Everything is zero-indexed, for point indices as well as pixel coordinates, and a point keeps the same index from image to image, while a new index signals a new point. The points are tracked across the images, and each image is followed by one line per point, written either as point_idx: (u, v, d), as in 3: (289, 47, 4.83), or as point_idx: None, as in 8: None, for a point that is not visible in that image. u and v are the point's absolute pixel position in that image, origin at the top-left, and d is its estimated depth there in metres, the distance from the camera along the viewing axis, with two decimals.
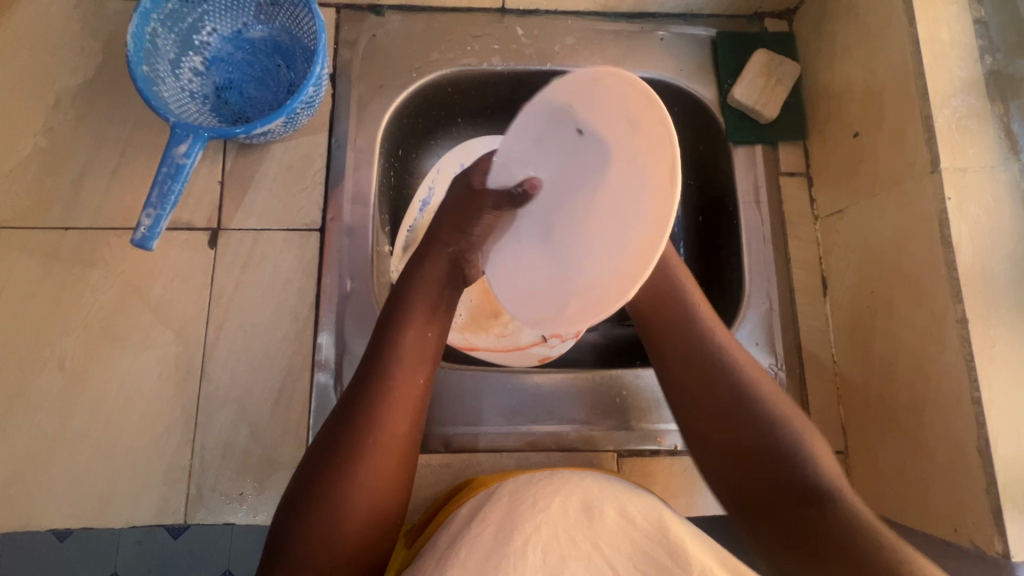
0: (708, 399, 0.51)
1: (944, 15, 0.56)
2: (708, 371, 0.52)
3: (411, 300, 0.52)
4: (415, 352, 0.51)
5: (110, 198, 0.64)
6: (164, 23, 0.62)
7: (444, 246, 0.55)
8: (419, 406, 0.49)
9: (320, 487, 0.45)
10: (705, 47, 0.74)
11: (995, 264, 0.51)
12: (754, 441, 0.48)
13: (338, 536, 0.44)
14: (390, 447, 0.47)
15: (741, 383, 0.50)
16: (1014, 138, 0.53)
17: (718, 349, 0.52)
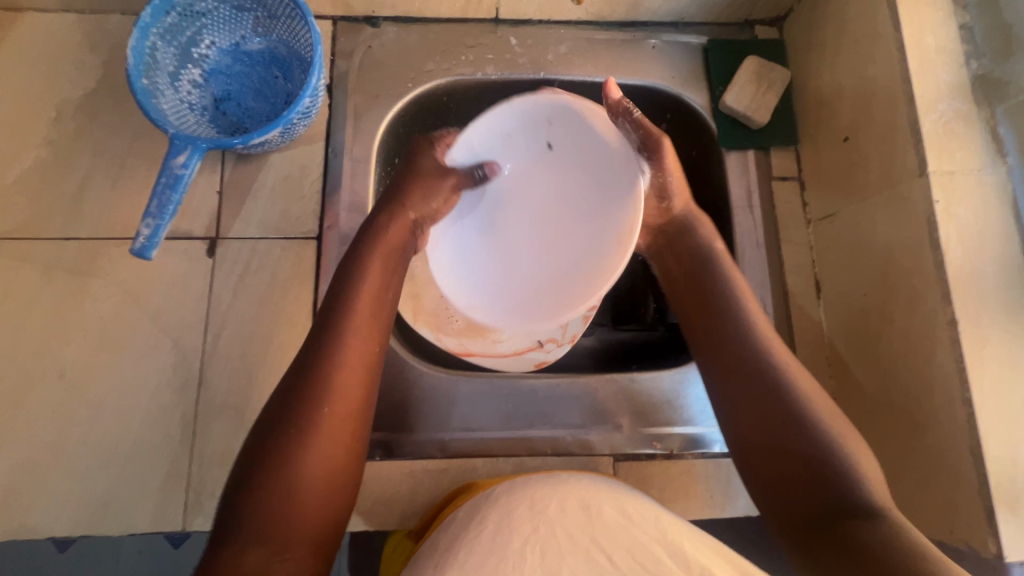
0: (749, 395, 0.52)
1: (929, 21, 0.57)
2: (761, 384, 0.52)
3: (362, 270, 0.55)
4: (366, 323, 0.52)
5: (110, 208, 0.65)
6: (164, 37, 0.63)
7: (407, 207, 0.60)
8: (370, 374, 0.50)
9: (274, 463, 0.44)
10: (697, 55, 0.75)
11: (983, 266, 0.51)
12: (788, 434, 0.49)
13: (289, 512, 0.43)
14: (343, 413, 0.47)
15: (782, 379, 0.52)
16: (1001, 141, 0.54)
17: (766, 353, 0.54)
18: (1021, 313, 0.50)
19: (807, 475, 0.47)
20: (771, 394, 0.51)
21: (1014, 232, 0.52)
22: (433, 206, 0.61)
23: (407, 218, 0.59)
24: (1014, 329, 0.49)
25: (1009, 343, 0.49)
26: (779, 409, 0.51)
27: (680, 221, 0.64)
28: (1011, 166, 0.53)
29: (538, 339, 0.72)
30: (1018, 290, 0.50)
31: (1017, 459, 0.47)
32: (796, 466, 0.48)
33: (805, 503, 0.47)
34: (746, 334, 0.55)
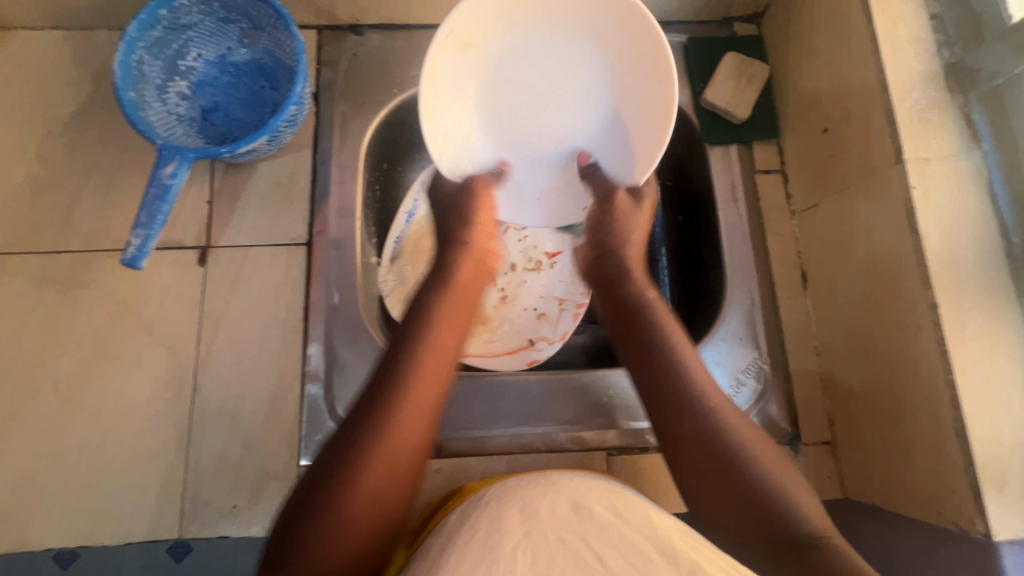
0: (663, 406, 0.52)
1: (900, 12, 0.58)
2: (679, 414, 0.51)
3: (437, 314, 0.55)
4: (436, 361, 0.52)
5: (101, 220, 0.66)
6: (151, 50, 0.64)
7: (466, 243, 0.61)
8: (434, 408, 0.50)
9: (328, 495, 0.44)
10: (677, 53, 0.76)
11: (961, 249, 0.52)
12: (704, 446, 0.49)
13: (343, 531, 0.43)
14: (398, 456, 0.47)
15: (694, 395, 0.52)
16: (975, 127, 0.55)
17: (697, 393, 0.52)
18: (1000, 294, 0.51)
19: (722, 485, 0.47)
20: (700, 415, 0.50)
21: (991, 215, 0.52)
22: (477, 222, 0.61)
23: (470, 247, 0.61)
24: (995, 310, 0.50)
25: (989, 324, 0.50)
26: (722, 454, 0.48)
27: (623, 218, 0.62)
28: (986, 152, 0.54)
29: (530, 338, 0.74)
30: (995, 272, 0.51)
31: (1001, 439, 0.48)
32: (718, 477, 0.48)
33: (735, 515, 0.46)
34: (668, 348, 0.55)
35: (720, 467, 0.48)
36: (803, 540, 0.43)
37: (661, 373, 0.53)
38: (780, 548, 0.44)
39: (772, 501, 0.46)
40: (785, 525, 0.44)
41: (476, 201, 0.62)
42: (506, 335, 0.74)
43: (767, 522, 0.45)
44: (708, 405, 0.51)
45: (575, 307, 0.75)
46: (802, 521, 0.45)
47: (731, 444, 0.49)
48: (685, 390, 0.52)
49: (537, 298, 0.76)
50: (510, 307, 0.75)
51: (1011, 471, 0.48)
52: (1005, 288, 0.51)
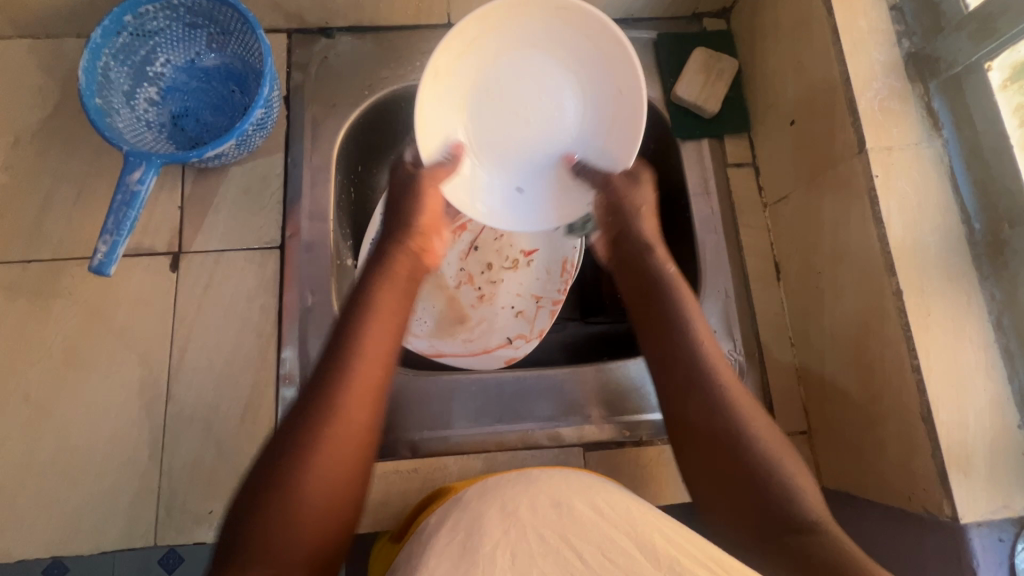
0: (678, 385, 0.51)
1: (860, 4, 0.59)
2: (700, 407, 0.50)
3: (377, 302, 0.52)
4: (377, 348, 0.49)
5: (71, 228, 0.66)
6: (117, 57, 0.64)
7: (404, 236, 0.57)
8: (378, 401, 0.48)
9: (270, 491, 0.43)
10: (647, 49, 0.77)
11: (923, 236, 0.53)
12: (720, 436, 0.48)
13: (289, 544, 0.41)
14: (343, 442, 0.45)
15: (706, 381, 0.51)
16: (936, 115, 0.55)
17: (724, 392, 0.50)
18: (961, 280, 0.51)
19: (718, 467, 0.48)
20: (711, 400, 0.50)
21: (951, 202, 0.53)
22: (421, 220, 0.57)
23: (408, 245, 0.56)
24: (956, 296, 0.51)
25: (952, 310, 0.51)
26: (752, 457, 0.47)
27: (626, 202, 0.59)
28: (946, 139, 0.55)
29: (508, 336, 0.74)
30: (955, 258, 0.52)
31: (965, 423, 0.49)
32: (716, 458, 0.48)
33: (769, 525, 0.45)
34: (682, 333, 0.53)
35: (723, 450, 0.48)
36: (801, 522, 0.44)
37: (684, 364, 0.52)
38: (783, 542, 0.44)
39: (766, 484, 0.46)
40: (782, 506, 0.45)
41: (415, 197, 0.56)
42: (485, 334, 0.75)
43: (783, 523, 0.44)
44: (719, 393, 0.50)
45: (551, 304, 0.75)
46: (801, 505, 0.45)
47: (758, 445, 0.47)
48: (700, 376, 0.51)
49: (514, 297, 0.76)
50: (488, 305, 0.76)
51: (977, 455, 0.48)
52: (965, 274, 0.52)
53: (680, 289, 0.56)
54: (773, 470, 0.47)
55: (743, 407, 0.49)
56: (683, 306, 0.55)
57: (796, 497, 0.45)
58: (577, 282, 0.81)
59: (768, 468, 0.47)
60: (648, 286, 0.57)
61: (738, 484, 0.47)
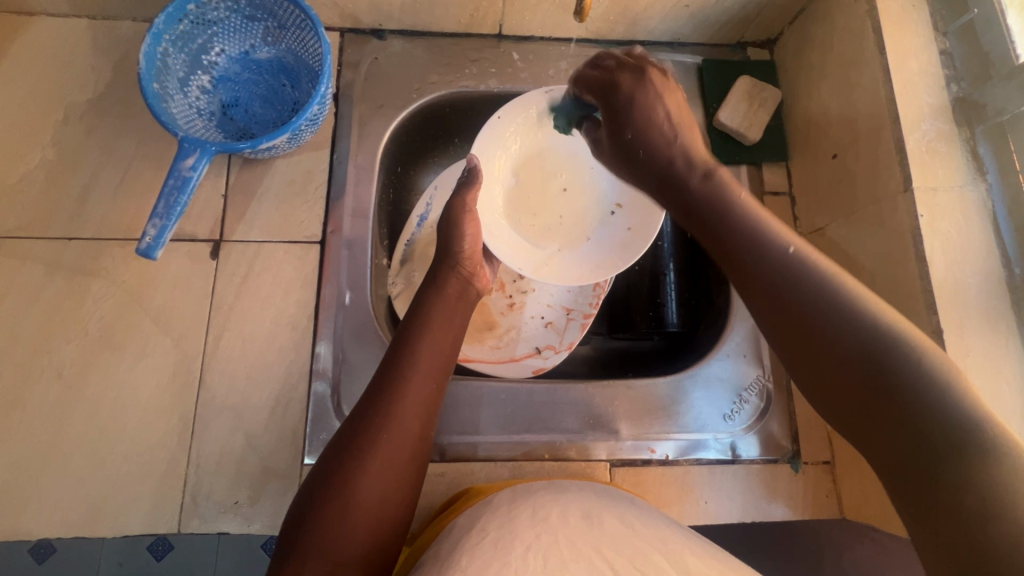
0: (781, 295, 0.46)
1: (911, 46, 0.60)
2: (827, 331, 0.42)
3: (431, 316, 0.56)
4: (431, 355, 0.53)
5: (115, 209, 0.66)
6: (175, 44, 0.64)
7: (456, 263, 0.62)
8: (431, 414, 0.51)
9: (335, 484, 0.45)
10: (691, 73, 0.78)
11: (965, 278, 0.54)
12: (860, 345, 0.41)
13: (347, 538, 0.43)
14: (401, 446, 0.48)
15: (814, 295, 0.44)
16: (980, 160, 0.57)
17: (859, 312, 0.42)
18: (1001, 323, 0.52)
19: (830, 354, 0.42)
20: (803, 303, 0.44)
21: (993, 246, 0.54)
22: (468, 249, 0.63)
23: (459, 273, 0.62)
24: (993, 337, 0.52)
25: (990, 351, 0.52)
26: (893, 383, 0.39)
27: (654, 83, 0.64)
28: (990, 185, 0.56)
29: (536, 346, 0.75)
30: (996, 301, 0.53)
31: None
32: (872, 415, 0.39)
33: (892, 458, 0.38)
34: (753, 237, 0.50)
35: (826, 353, 0.42)
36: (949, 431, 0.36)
37: (804, 305, 0.44)
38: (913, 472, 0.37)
39: (899, 374, 0.39)
40: (911, 396, 0.38)
41: (463, 225, 0.63)
42: (513, 343, 0.75)
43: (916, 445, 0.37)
44: (815, 293, 0.44)
45: (581, 317, 0.76)
46: (938, 401, 0.37)
47: (903, 359, 0.39)
48: (806, 301, 0.44)
49: (544, 307, 0.77)
50: (518, 314, 0.77)
51: None
52: (1004, 317, 0.52)
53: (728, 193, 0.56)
54: (905, 356, 0.39)
55: (844, 283, 0.44)
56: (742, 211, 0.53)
57: (924, 375, 0.38)
58: (608, 298, 0.83)
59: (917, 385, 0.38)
60: (697, 202, 0.57)
61: (858, 384, 0.41)
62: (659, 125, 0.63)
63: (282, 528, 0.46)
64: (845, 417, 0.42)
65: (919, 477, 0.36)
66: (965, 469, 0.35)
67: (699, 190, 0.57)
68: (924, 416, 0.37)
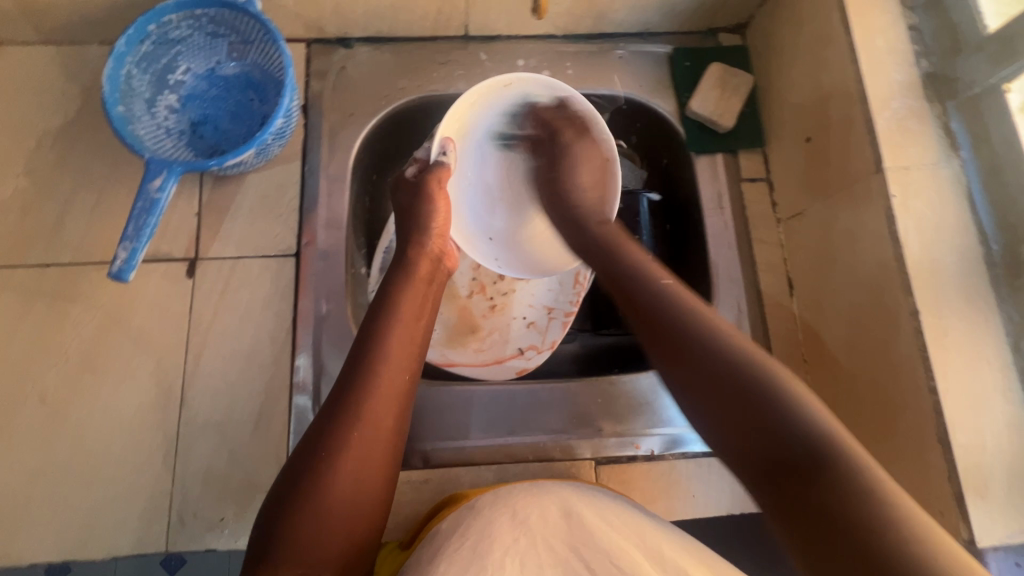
0: (658, 323, 0.49)
1: (879, 23, 0.59)
2: (696, 353, 0.45)
3: (402, 304, 0.55)
4: (403, 345, 0.53)
5: (90, 233, 0.66)
6: (139, 65, 0.65)
7: (422, 245, 0.61)
8: (405, 406, 0.51)
9: (307, 485, 0.45)
10: (662, 63, 0.77)
11: (942, 257, 0.52)
12: (718, 371, 0.44)
13: (323, 535, 0.44)
14: (374, 440, 0.48)
15: (706, 339, 0.46)
16: (954, 136, 0.55)
17: (739, 356, 0.44)
18: (979, 301, 0.51)
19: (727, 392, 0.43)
20: (711, 352, 0.45)
21: (969, 223, 0.53)
22: (436, 226, 0.62)
23: (429, 253, 0.61)
24: (972, 316, 0.51)
25: (968, 331, 0.51)
26: (760, 406, 0.41)
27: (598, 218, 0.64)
28: (964, 160, 0.55)
29: (519, 347, 0.75)
30: (975, 278, 0.52)
31: (982, 446, 0.48)
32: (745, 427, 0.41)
33: (760, 462, 0.40)
34: (663, 305, 0.50)
35: (715, 374, 0.44)
36: (806, 451, 0.38)
37: (701, 349, 0.45)
38: (776, 469, 0.39)
39: (767, 401, 0.41)
40: (790, 427, 0.40)
41: (431, 204, 0.61)
42: (496, 345, 0.75)
43: (771, 435, 0.40)
44: (711, 341, 0.46)
45: (562, 316, 0.75)
46: (807, 419, 0.39)
47: (761, 371, 0.43)
48: (698, 334, 0.46)
49: (526, 307, 0.77)
50: (500, 316, 0.77)
51: (994, 478, 0.48)
52: (983, 295, 0.51)
53: (654, 270, 0.54)
54: (783, 405, 0.40)
55: (739, 341, 0.45)
56: (675, 297, 0.50)
57: (800, 419, 0.40)
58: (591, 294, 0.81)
59: (776, 398, 0.41)
60: (595, 239, 0.61)
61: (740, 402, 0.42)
62: (575, 200, 0.65)
63: (253, 530, 0.45)
64: (717, 427, 0.43)
65: (790, 492, 0.38)
66: (825, 474, 0.37)
67: (598, 232, 0.61)
68: (779, 409, 0.40)
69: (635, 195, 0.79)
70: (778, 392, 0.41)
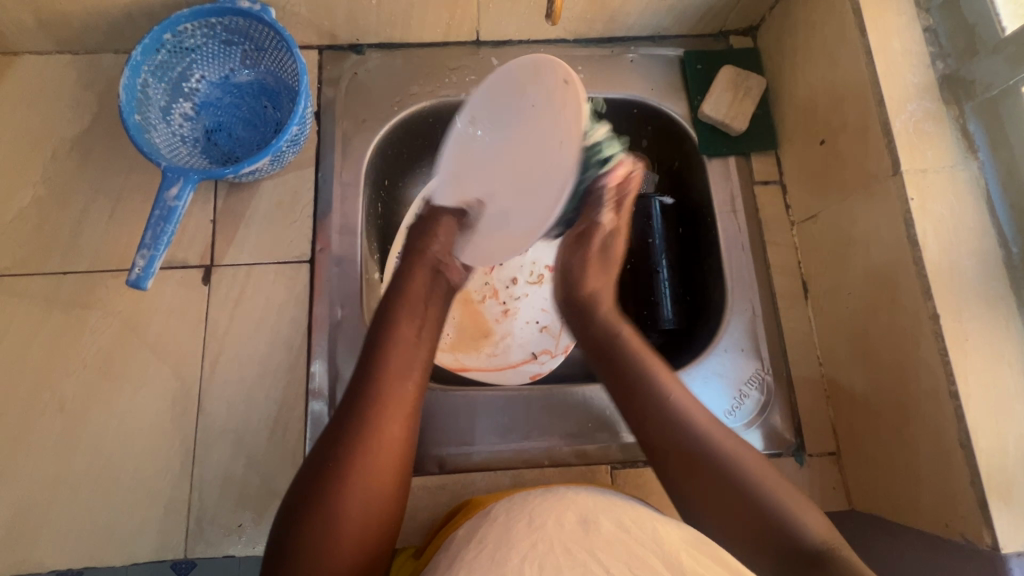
0: (654, 420, 0.54)
1: (893, 25, 0.59)
2: (682, 450, 0.53)
3: (404, 314, 0.56)
4: (406, 357, 0.53)
5: (107, 241, 0.67)
6: (155, 74, 0.65)
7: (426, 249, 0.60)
8: (413, 412, 0.51)
9: (318, 494, 0.46)
10: (674, 67, 0.77)
11: (961, 260, 0.52)
12: (705, 471, 0.52)
13: (334, 544, 0.44)
14: (381, 451, 0.48)
15: (692, 436, 0.53)
16: (971, 138, 0.55)
17: (717, 447, 0.52)
18: (1001, 305, 0.51)
19: (694, 470, 0.52)
20: (699, 448, 0.52)
21: (988, 225, 0.53)
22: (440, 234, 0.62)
23: (429, 259, 0.60)
24: (993, 320, 0.50)
25: (989, 334, 0.50)
26: (759, 518, 0.49)
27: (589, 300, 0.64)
28: (983, 162, 0.54)
29: (532, 351, 0.75)
30: (996, 280, 0.51)
31: (1006, 451, 0.48)
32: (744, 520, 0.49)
33: (758, 544, 0.49)
34: (663, 408, 0.55)
35: (708, 479, 0.51)
36: (814, 549, 0.46)
37: (690, 445, 0.52)
38: (785, 558, 0.47)
39: (768, 513, 0.49)
40: (789, 528, 0.48)
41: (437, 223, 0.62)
42: (509, 349, 0.75)
43: (772, 536, 0.48)
44: (681, 423, 0.54)
45: None
46: (804, 524, 0.48)
47: (750, 476, 0.51)
48: (684, 436, 0.53)
49: (538, 312, 0.77)
50: (512, 320, 0.77)
51: (1018, 483, 0.47)
52: (1004, 298, 0.51)
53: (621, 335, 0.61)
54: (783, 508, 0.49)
55: (707, 428, 0.54)
56: (644, 374, 0.57)
57: (802, 522, 0.48)
58: None
59: (781, 510, 0.49)
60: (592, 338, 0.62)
61: (731, 498, 0.50)
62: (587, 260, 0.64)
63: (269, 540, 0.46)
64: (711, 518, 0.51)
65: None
66: (832, 561, 0.45)
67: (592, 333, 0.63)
68: (776, 515, 0.49)
69: (648, 199, 0.78)
70: (777, 505, 0.50)
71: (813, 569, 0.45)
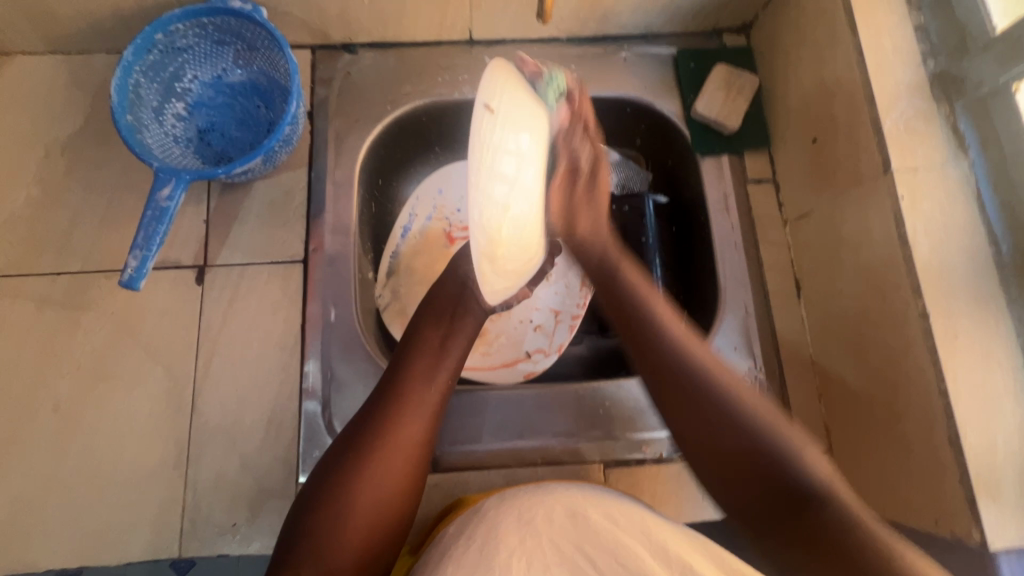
0: (663, 363, 0.52)
1: (884, 24, 0.59)
2: (690, 393, 0.50)
3: (431, 319, 0.57)
4: (430, 359, 0.54)
5: (100, 241, 0.67)
6: (147, 74, 0.65)
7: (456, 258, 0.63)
8: (435, 416, 0.52)
9: (331, 484, 0.46)
10: (667, 64, 0.77)
11: (951, 258, 0.52)
12: (719, 417, 0.48)
13: (342, 536, 0.44)
14: (398, 446, 0.49)
15: (705, 383, 0.50)
16: (962, 136, 0.55)
17: (728, 394, 0.49)
18: (990, 302, 0.51)
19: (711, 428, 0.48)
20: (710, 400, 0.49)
21: (979, 223, 0.53)
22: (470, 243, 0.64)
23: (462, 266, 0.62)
24: (983, 317, 0.50)
25: (978, 331, 0.50)
26: (767, 467, 0.45)
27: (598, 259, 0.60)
28: (973, 160, 0.54)
29: (526, 350, 0.75)
30: (986, 278, 0.51)
31: (994, 448, 0.48)
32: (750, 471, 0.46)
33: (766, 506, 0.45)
34: (676, 356, 0.52)
35: (724, 435, 0.48)
36: (806, 491, 0.43)
37: (700, 388, 0.50)
38: (783, 509, 0.44)
39: (772, 456, 0.45)
40: (792, 475, 0.44)
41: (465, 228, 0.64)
42: (503, 347, 0.75)
43: (772, 480, 0.45)
44: (700, 378, 0.50)
45: (570, 318, 0.77)
46: (807, 469, 0.44)
47: (759, 423, 0.47)
48: (699, 382, 0.50)
49: (532, 310, 0.77)
50: (506, 318, 0.76)
51: (1007, 480, 0.48)
52: (995, 295, 0.51)
53: (650, 294, 0.57)
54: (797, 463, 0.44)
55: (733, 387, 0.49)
56: (662, 325, 0.54)
57: (810, 470, 0.44)
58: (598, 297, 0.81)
59: (788, 454, 0.45)
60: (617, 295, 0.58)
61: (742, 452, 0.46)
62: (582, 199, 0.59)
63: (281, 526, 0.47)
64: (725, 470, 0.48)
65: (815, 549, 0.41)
66: (825, 513, 0.42)
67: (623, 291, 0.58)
68: (786, 462, 0.45)
69: (642, 198, 0.79)
70: (784, 448, 0.45)
71: (801, 517, 0.43)
